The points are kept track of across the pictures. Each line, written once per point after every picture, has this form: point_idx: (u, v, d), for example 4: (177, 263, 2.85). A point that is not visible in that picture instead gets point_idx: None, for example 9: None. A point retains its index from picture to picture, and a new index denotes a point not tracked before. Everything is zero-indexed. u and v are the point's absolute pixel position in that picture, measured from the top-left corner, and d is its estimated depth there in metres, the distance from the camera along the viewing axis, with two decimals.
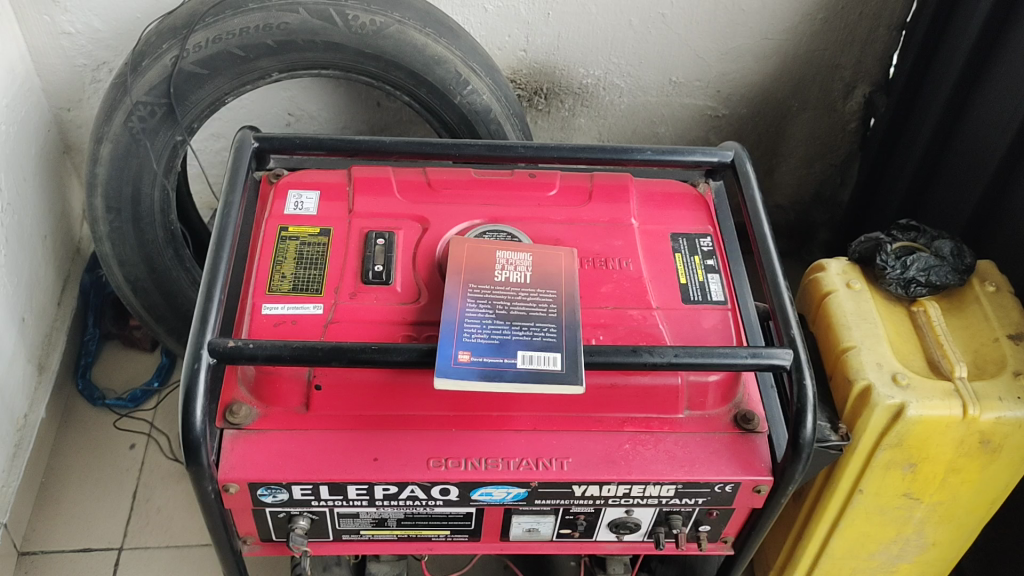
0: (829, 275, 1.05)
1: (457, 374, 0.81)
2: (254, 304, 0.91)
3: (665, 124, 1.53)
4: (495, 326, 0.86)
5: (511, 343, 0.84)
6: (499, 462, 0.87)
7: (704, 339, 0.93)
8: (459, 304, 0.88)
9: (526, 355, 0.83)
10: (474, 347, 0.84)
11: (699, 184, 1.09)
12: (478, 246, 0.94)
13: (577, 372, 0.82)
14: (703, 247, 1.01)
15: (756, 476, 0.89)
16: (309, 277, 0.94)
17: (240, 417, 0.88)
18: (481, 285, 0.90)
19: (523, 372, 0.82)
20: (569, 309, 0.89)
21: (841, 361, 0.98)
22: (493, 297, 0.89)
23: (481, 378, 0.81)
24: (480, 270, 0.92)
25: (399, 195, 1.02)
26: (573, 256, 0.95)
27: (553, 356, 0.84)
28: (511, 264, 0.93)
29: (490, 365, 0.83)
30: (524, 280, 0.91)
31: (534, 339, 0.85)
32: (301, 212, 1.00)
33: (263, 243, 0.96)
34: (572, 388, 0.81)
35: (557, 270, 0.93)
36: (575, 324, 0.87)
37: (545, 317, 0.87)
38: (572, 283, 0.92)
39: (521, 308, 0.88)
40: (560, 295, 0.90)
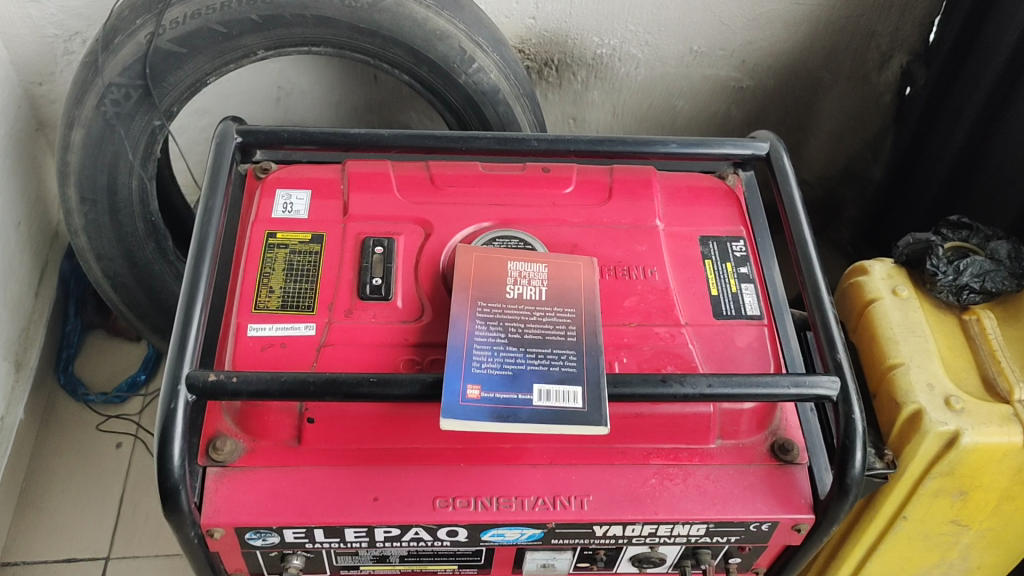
0: (873, 280, 0.95)
1: (466, 415, 0.73)
2: (239, 325, 0.82)
3: (686, 95, 1.42)
4: (508, 354, 0.77)
5: (526, 376, 0.75)
6: (512, 501, 0.79)
7: (739, 361, 0.83)
8: (466, 327, 0.78)
9: (544, 390, 0.74)
10: (484, 381, 0.75)
11: (728, 176, 0.99)
12: (487, 257, 0.84)
13: (602, 410, 0.73)
14: (736, 252, 0.91)
15: (795, 514, 0.80)
16: (300, 291, 0.84)
17: (224, 453, 0.79)
18: (491, 303, 0.81)
19: (541, 411, 0.73)
20: (590, 332, 0.79)
21: (888, 380, 0.89)
22: (504, 319, 0.80)
23: (494, 419, 0.73)
24: (489, 285, 0.82)
25: (399, 194, 0.92)
26: (592, 266, 0.86)
27: (574, 391, 0.75)
28: (525, 277, 0.83)
29: (504, 403, 0.74)
30: (539, 296, 0.82)
31: (551, 370, 0.76)
32: (290, 216, 0.90)
33: (249, 252, 0.87)
34: (595, 429, 0.72)
35: (575, 284, 0.83)
36: (597, 350, 0.78)
37: (563, 342, 0.78)
38: (593, 299, 0.83)
39: (536, 331, 0.79)
40: (580, 315, 0.81)
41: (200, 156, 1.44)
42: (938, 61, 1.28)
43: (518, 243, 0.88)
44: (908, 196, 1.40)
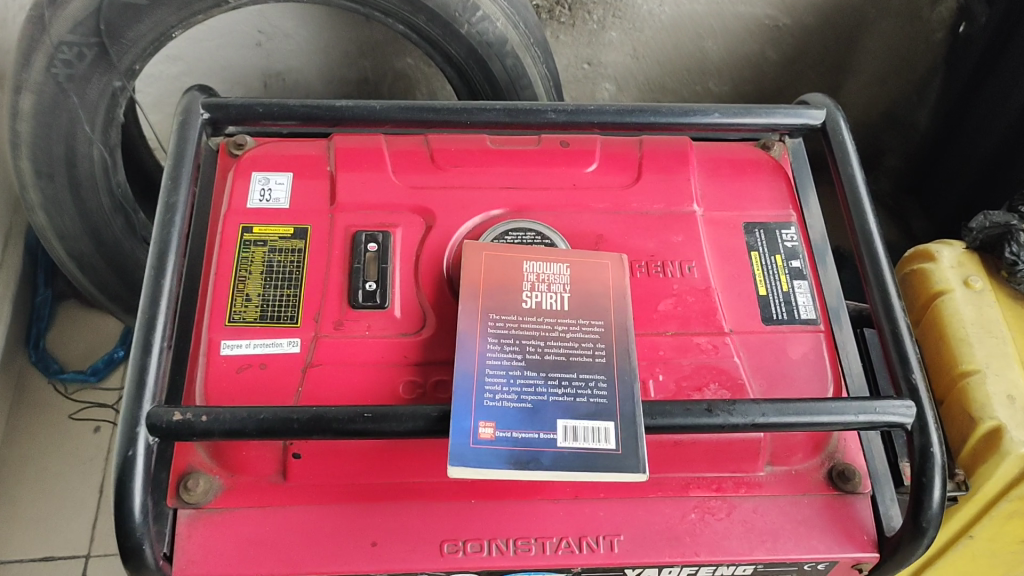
0: (941, 269, 0.83)
1: (478, 461, 0.61)
2: (210, 342, 0.70)
3: (715, 36, 1.28)
4: (526, 381, 0.65)
5: (549, 410, 0.64)
6: (531, 544, 0.69)
7: (792, 377, 0.72)
8: (476, 346, 0.67)
9: (569, 428, 0.63)
10: (499, 417, 0.63)
11: (773, 145, 0.85)
12: (499, 257, 0.72)
13: (639, 453, 0.62)
14: (786, 242, 0.78)
15: (857, 554, 0.70)
16: (281, 299, 0.72)
17: (197, 495, 0.68)
18: (505, 315, 0.69)
19: (567, 454, 0.62)
20: (622, 350, 0.68)
21: (959, 388, 0.77)
22: (521, 336, 0.68)
23: (511, 466, 0.61)
24: (503, 292, 0.70)
25: (394, 176, 0.79)
26: (622, 265, 0.73)
27: (605, 428, 0.63)
28: (544, 280, 0.71)
29: (523, 444, 0.62)
30: (561, 305, 0.70)
31: (578, 402, 0.65)
32: (268, 205, 0.77)
33: (221, 251, 0.74)
34: (632, 476, 0.62)
35: (602, 289, 0.71)
36: (631, 375, 0.66)
37: (590, 364, 0.67)
38: (624, 307, 0.71)
39: (558, 351, 0.67)
40: (609, 329, 0.69)
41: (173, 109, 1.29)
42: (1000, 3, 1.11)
43: (535, 236, 0.76)
44: (957, 148, 1.26)
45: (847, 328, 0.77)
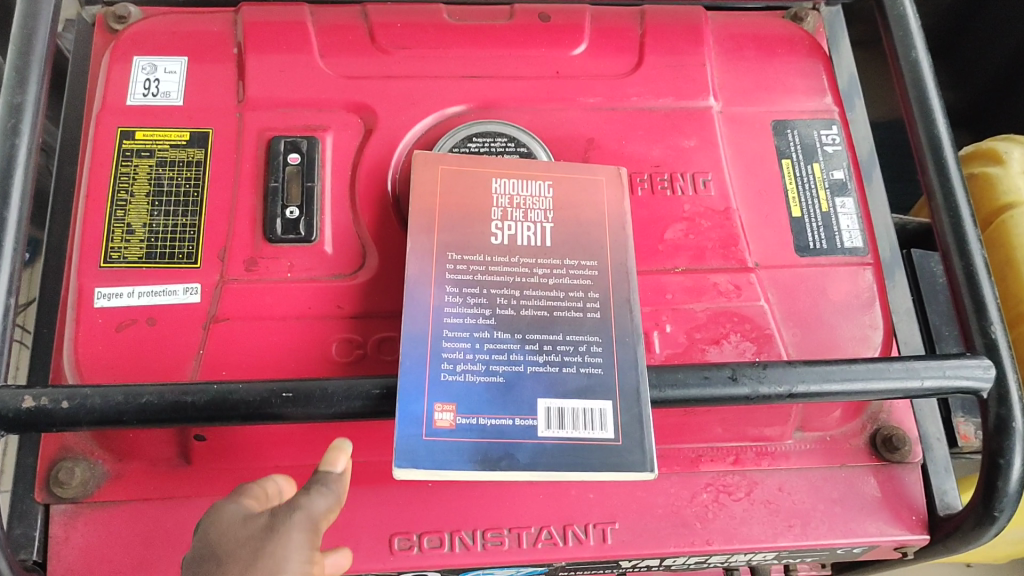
0: (1010, 177, 0.69)
1: (434, 460, 0.46)
2: (81, 291, 0.54)
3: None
4: (496, 346, 0.49)
5: (526, 386, 0.48)
6: (504, 536, 0.55)
7: (833, 324, 0.57)
8: (429, 298, 0.50)
9: (554, 411, 0.48)
10: (462, 396, 0.48)
11: (806, 16, 0.68)
12: (460, 173, 0.55)
13: (644, 444, 0.47)
14: (825, 145, 0.62)
15: (903, 537, 0.57)
16: (174, 232, 0.55)
17: (73, 489, 0.53)
18: (467, 254, 0.52)
19: (550, 447, 0.47)
20: (621, 301, 0.52)
21: None
22: (489, 285, 0.51)
23: (478, 466, 0.46)
24: (464, 223, 0.53)
25: (323, 61, 0.60)
26: (620, 181, 0.56)
27: (601, 410, 0.48)
28: (520, 205, 0.54)
29: (493, 434, 0.47)
30: (541, 239, 0.53)
31: (565, 373, 0.49)
32: (156, 101, 0.58)
33: (92, 165, 0.56)
34: (636, 475, 0.47)
35: (595, 216, 0.55)
36: (633, 336, 0.51)
37: (581, 320, 0.51)
38: (623, 240, 0.54)
39: (539, 302, 0.51)
40: (604, 272, 0.53)
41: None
42: None
43: (507, 142, 0.59)
44: (997, 9, 1.03)
45: (878, 180, 0.64)
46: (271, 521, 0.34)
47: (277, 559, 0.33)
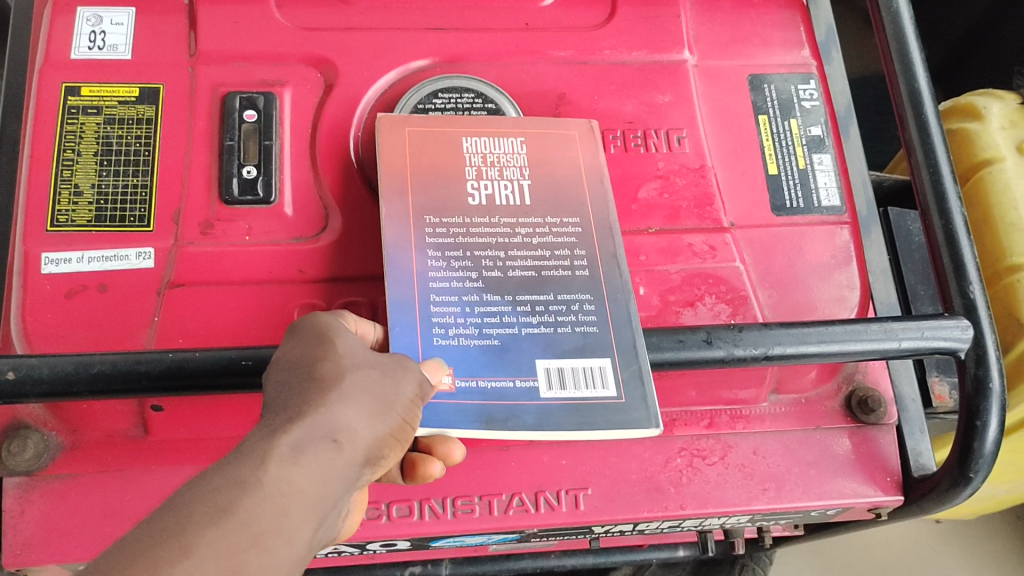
0: (989, 132, 0.66)
1: (439, 421, 0.43)
2: (28, 256, 0.51)
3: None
4: (487, 309, 0.47)
5: (523, 347, 0.46)
6: (474, 504, 0.53)
7: (809, 285, 0.56)
8: (411, 263, 0.48)
9: (554, 371, 0.46)
10: (458, 360, 0.45)
11: None
12: (429, 133, 0.53)
13: (647, 400, 0.45)
14: (803, 100, 0.60)
15: (877, 499, 0.56)
16: (124, 193, 0.52)
17: (27, 460, 0.50)
18: (445, 217, 0.50)
19: (554, 408, 0.45)
20: (608, 258, 0.50)
21: (1006, 286, 0.62)
22: (471, 246, 0.49)
23: (484, 427, 0.43)
24: (439, 183, 0.51)
25: (279, 12, 0.58)
26: (593, 136, 0.55)
27: (600, 368, 0.46)
28: (496, 164, 0.52)
29: (494, 397, 0.45)
30: (519, 199, 0.51)
31: (560, 334, 0.47)
32: (102, 56, 0.55)
33: (35, 122, 0.53)
34: (641, 433, 0.45)
35: (571, 172, 0.53)
36: (624, 294, 0.49)
37: (568, 279, 0.49)
38: (603, 194, 0.52)
39: (525, 262, 0.49)
40: (588, 228, 0.51)
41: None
42: None
43: (474, 98, 0.56)
44: None
45: (855, 134, 0.62)
46: (394, 358, 0.35)
47: (396, 385, 0.34)
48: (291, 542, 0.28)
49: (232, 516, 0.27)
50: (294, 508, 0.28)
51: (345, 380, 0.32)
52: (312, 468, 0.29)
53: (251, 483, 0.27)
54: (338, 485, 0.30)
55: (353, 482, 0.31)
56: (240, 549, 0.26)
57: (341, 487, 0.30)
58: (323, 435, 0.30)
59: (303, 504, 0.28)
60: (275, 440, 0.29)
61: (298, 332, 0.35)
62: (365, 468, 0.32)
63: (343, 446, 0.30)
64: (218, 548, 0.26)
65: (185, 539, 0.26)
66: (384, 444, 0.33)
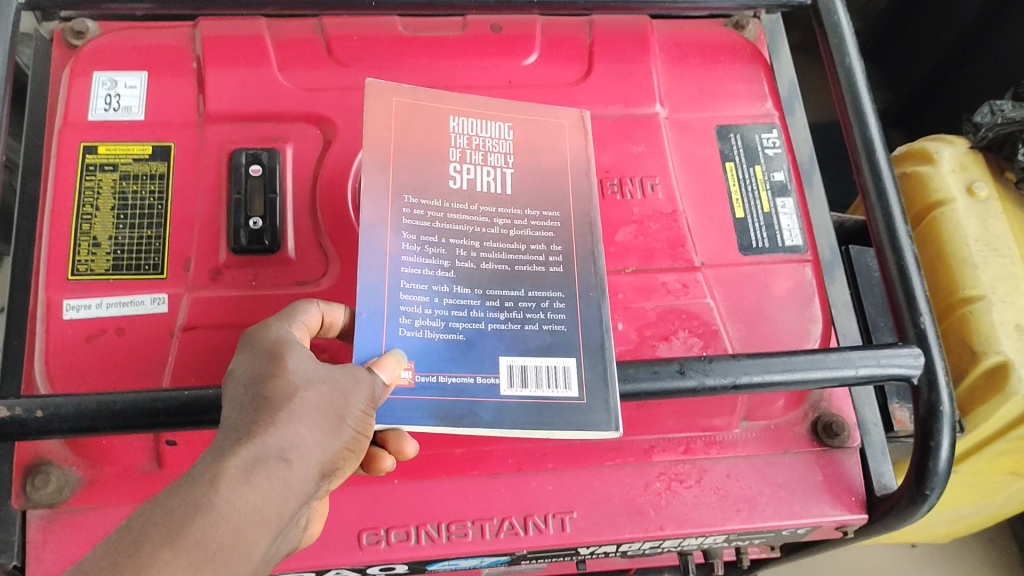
0: (940, 175, 0.71)
1: (395, 416, 0.47)
2: (51, 304, 0.55)
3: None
4: (456, 302, 0.51)
5: (487, 343, 0.50)
6: (467, 528, 0.57)
7: (775, 320, 0.60)
8: (386, 245, 0.50)
9: (517, 369, 0.50)
10: (421, 354, 0.49)
11: (747, 26, 0.71)
12: (415, 107, 0.55)
13: (609, 404, 0.50)
14: (766, 149, 0.65)
15: (843, 517, 0.60)
16: (140, 244, 0.57)
17: (48, 494, 0.54)
18: (424, 199, 0.53)
19: (513, 406, 0.49)
20: (584, 253, 0.54)
21: (958, 316, 0.66)
22: (446, 234, 0.52)
23: (440, 422, 0.48)
24: (420, 164, 0.53)
25: (281, 75, 0.62)
26: (582, 125, 0.59)
27: (565, 368, 0.50)
28: (479, 147, 0.56)
29: (453, 392, 0.49)
30: (500, 188, 0.55)
31: (526, 331, 0.51)
32: (118, 116, 0.60)
33: (56, 179, 0.58)
34: (600, 434, 0.49)
35: (558, 163, 0.57)
36: (595, 292, 0.53)
37: (539, 275, 0.53)
38: (586, 188, 0.57)
39: (498, 254, 0.53)
40: (566, 222, 0.55)
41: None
42: None
43: None
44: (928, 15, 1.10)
45: (817, 186, 0.68)
46: (343, 367, 0.39)
47: (345, 398, 0.37)
48: (245, 556, 0.32)
49: (185, 537, 0.30)
50: (246, 525, 0.32)
51: (297, 399, 0.36)
52: (261, 487, 0.33)
53: (204, 505, 0.31)
54: (290, 499, 0.34)
55: (306, 494, 0.35)
56: (194, 565, 0.30)
57: (293, 500, 0.34)
58: (273, 455, 0.34)
59: (253, 523, 0.32)
60: (227, 462, 0.33)
61: (252, 347, 0.39)
62: (317, 479, 0.36)
63: (291, 464, 0.34)
64: (174, 566, 0.29)
65: (141, 560, 0.29)
66: (335, 457, 0.36)
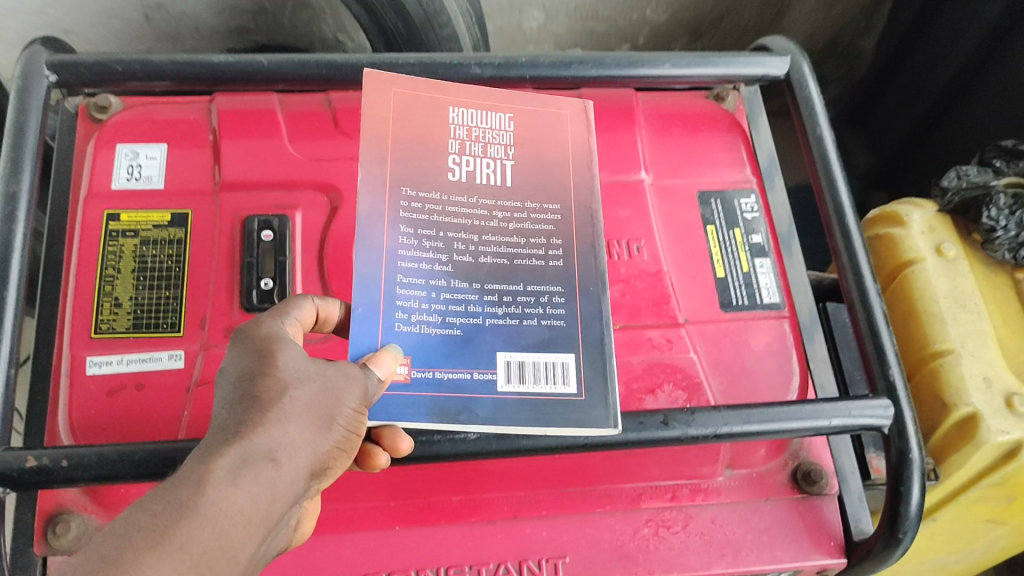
0: (911, 236, 0.75)
1: (389, 413, 0.47)
2: (75, 360, 0.59)
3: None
4: (453, 296, 0.51)
5: (484, 339, 0.50)
6: (465, 572, 0.60)
7: (755, 373, 0.64)
8: (383, 238, 0.50)
9: (515, 364, 0.50)
10: (418, 348, 0.49)
11: (726, 96, 0.75)
12: (417, 97, 0.56)
13: (607, 401, 0.50)
14: (745, 213, 0.70)
15: (823, 561, 0.62)
16: (159, 304, 0.61)
17: (68, 541, 0.57)
18: (422, 191, 0.53)
19: (511, 402, 0.49)
20: (585, 248, 0.55)
21: (930, 369, 0.70)
22: (445, 227, 0.53)
23: (436, 419, 0.48)
24: (418, 155, 0.54)
25: (291, 146, 0.67)
26: (584, 116, 0.60)
27: (563, 364, 0.51)
28: (479, 140, 0.57)
29: (450, 388, 0.49)
30: (499, 179, 0.56)
31: (525, 326, 0.51)
32: (139, 186, 0.64)
33: (81, 245, 0.62)
34: (600, 431, 0.49)
35: (558, 156, 0.58)
36: (595, 287, 0.53)
37: (537, 270, 0.53)
38: (586, 182, 0.57)
39: (497, 248, 0.53)
40: (566, 216, 0.56)
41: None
42: None
43: None
44: (907, 79, 1.18)
45: (797, 255, 0.72)
46: (332, 364, 0.39)
47: (335, 396, 0.38)
48: (233, 560, 0.30)
49: (170, 540, 0.29)
50: (232, 528, 0.31)
51: (287, 397, 0.35)
52: (250, 489, 0.32)
53: (189, 508, 0.30)
54: (279, 499, 0.33)
55: (293, 497, 0.34)
56: (181, 570, 0.28)
57: (282, 502, 0.33)
58: (262, 455, 0.33)
59: (242, 524, 0.31)
60: (214, 463, 0.32)
61: (242, 346, 0.38)
62: (305, 481, 0.35)
63: (280, 464, 0.33)
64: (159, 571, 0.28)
65: (125, 565, 0.27)
66: (323, 457, 0.36)
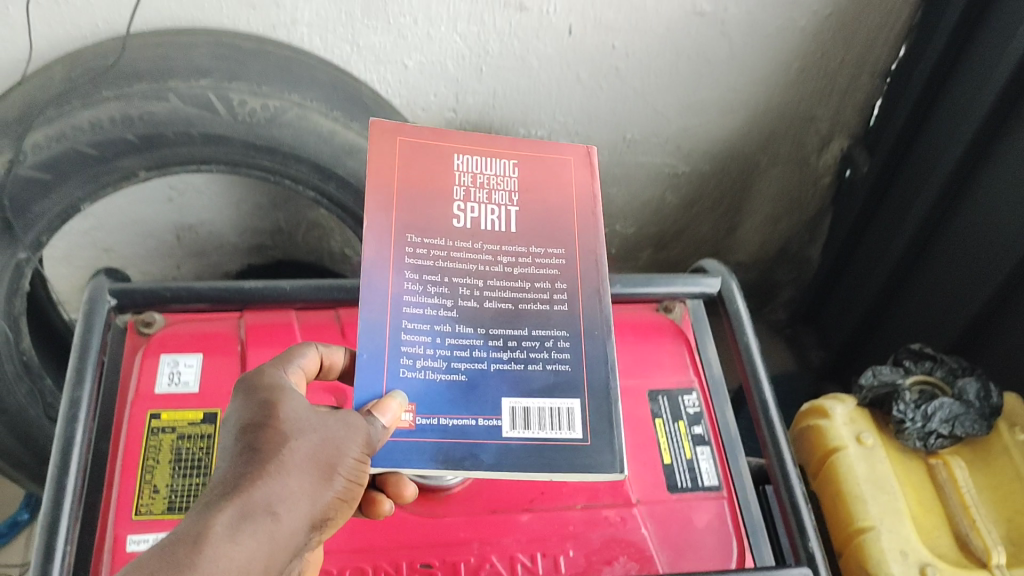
0: (836, 427, 0.87)
1: (395, 458, 0.56)
2: (116, 539, 0.70)
3: (638, 123, 1.13)
4: (458, 342, 0.60)
5: (489, 384, 0.60)
6: None
7: (698, 546, 0.74)
8: (389, 286, 0.59)
9: (520, 410, 0.59)
10: (423, 397, 0.58)
11: (673, 308, 0.88)
12: (420, 149, 0.64)
13: (612, 446, 0.59)
14: (688, 408, 0.82)
15: None
16: (189, 489, 0.72)
17: None
18: (428, 238, 0.62)
19: (515, 447, 0.58)
20: (587, 294, 0.63)
21: (855, 545, 0.80)
22: (451, 272, 0.62)
23: (442, 463, 0.57)
24: (423, 204, 0.63)
25: None
26: (586, 159, 0.68)
27: (568, 410, 0.60)
28: (484, 184, 0.65)
29: (456, 433, 0.58)
30: (502, 224, 0.64)
31: (531, 371, 0.61)
32: (177, 389, 0.77)
33: (128, 439, 0.74)
34: (607, 474, 0.58)
35: (559, 205, 0.66)
36: (595, 335, 0.62)
37: (539, 315, 0.62)
38: (589, 228, 0.66)
39: (500, 294, 0.62)
40: (569, 262, 0.64)
41: (72, 271, 1.14)
42: (882, 150, 1.16)
43: None
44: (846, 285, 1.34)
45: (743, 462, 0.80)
46: (329, 415, 0.50)
47: (331, 449, 0.49)
48: None
49: None
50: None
51: (281, 455, 0.47)
52: (242, 543, 0.43)
53: (187, 564, 0.41)
54: (271, 546, 0.44)
55: (289, 543, 0.45)
56: None
57: (275, 548, 0.44)
58: (256, 511, 0.44)
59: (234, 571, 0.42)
60: (214, 521, 0.43)
61: (250, 404, 0.50)
62: (302, 526, 0.46)
63: (273, 517, 0.45)
64: None
65: None
66: (318, 505, 0.47)
